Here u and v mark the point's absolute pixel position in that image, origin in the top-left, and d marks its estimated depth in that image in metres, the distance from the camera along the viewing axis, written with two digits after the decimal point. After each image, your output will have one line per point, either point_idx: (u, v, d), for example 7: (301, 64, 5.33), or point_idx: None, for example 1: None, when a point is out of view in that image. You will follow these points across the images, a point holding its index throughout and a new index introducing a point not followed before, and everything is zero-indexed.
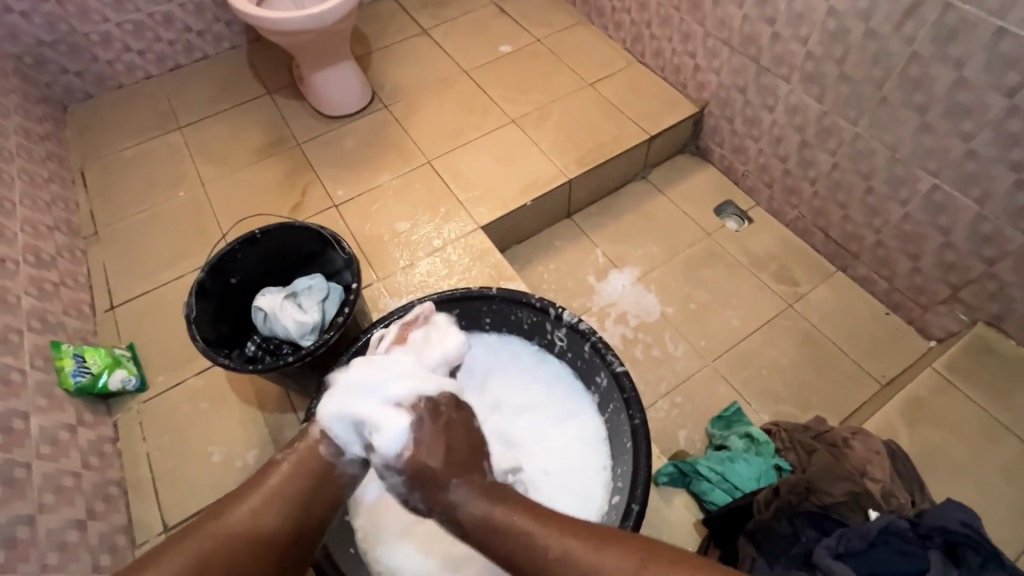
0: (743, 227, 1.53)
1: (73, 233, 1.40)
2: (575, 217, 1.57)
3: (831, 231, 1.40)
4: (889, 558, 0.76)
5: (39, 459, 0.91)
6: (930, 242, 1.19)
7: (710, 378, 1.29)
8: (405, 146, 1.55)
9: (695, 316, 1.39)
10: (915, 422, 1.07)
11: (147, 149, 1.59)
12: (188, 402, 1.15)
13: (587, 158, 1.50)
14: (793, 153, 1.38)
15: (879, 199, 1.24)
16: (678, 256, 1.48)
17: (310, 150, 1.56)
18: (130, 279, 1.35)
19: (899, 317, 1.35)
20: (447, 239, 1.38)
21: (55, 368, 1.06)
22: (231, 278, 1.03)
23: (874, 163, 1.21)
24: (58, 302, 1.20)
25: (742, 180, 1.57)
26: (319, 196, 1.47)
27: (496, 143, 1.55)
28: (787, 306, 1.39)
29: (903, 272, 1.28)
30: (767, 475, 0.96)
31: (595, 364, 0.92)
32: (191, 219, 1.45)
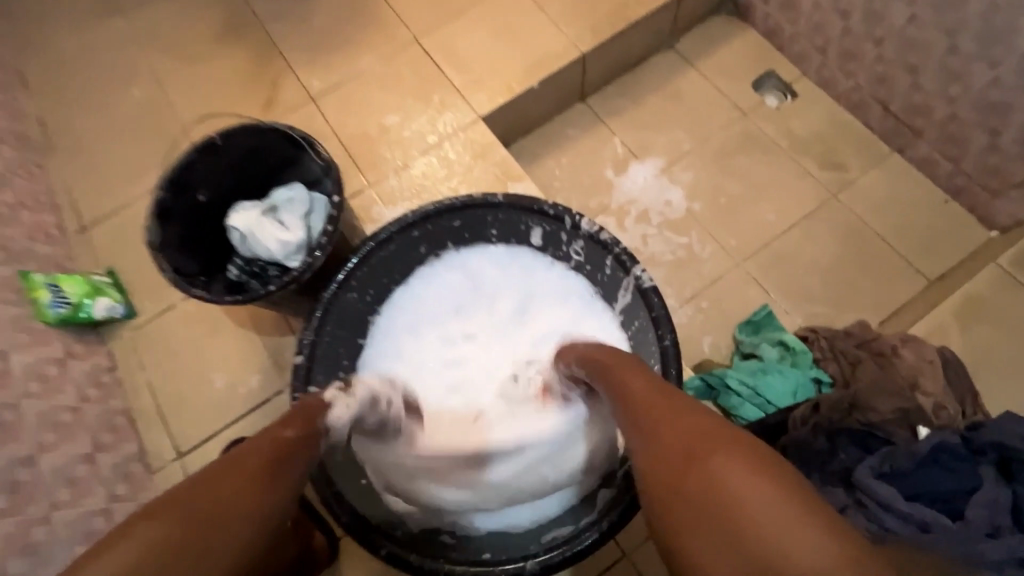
0: (786, 104, 1.31)
1: (22, 145, 1.24)
2: (590, 100, 1.36)
3: (893, 104, 1.19)
4: (938, 477, 0.70)
5: (29, 399, 0.86)
6: (1018, 113, 1.00)
7: (740, 280, 1.18)
8: (385, 20, 1.30)
9: (726, 212, 1.24)
10: (970, 323, 0.97)
11: (88, 39, 1.36)
12: (181, 328, 1.09)
13: (605, 24, 1.25)
14: (858, 5, 1.13)
15: (962, 61, 1.02)
16: (709, 142, 1.30)
17: (276, 31, 1.32)
18: (96, 196, 1.22)
19: (959, 204, 1.19)
20: (443, 134, 1.21)
21: (30, 301, 0.98)
22: (197, 195, 0.89)
23: (964, 13, 0.98)
24: (19, 227, 1.08)
25: (788, 45, 1.32)
26: (292, 88, 1.27)
27: (494, 9, 1.29)
28: (831, 197, 1.23)
29: (975, 152, 1.10)
30: (804, 390, 0.88)
31: (617, 279, 0.82)
32: (151, 122, 1.27)
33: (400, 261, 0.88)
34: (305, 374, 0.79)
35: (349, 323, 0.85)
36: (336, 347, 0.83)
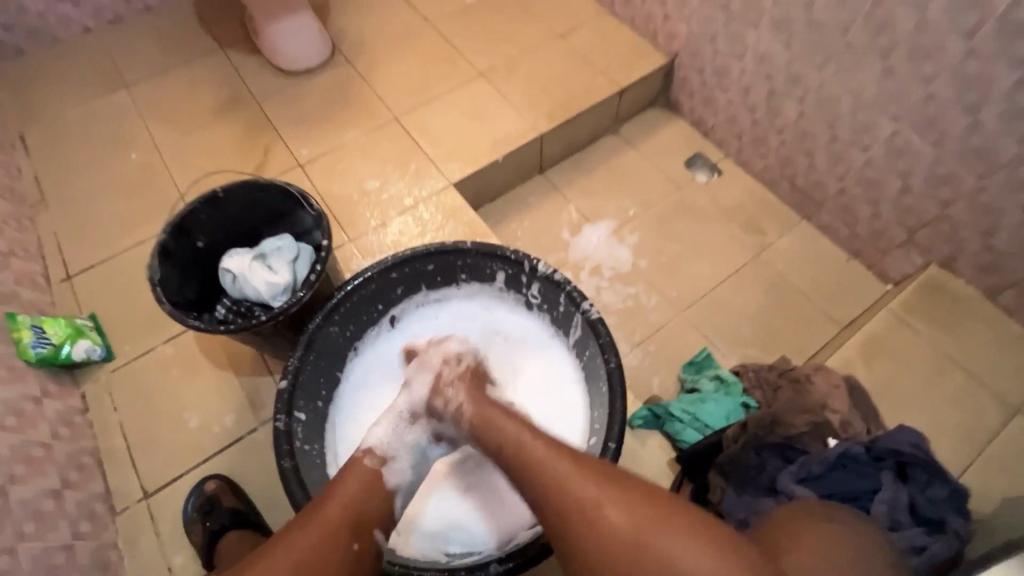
0: (712, 179, 1.54)
1: (17, 200, 1.32)
2: (547, 173, 1.56)
3: (797, 180, 1.42)
4: (846, 480, 0.82)
5: (5, 431, 0.89)
6: (889, 187, 1.23)
7: (681, 327, 1.33)
8: (369, 101, 1.50)
9: (667, 268, 1.41)
10: (871, 358, 1.14)
11: (93, 111, 1.49)
12: (158, 370, 1.13)
13: (559, 111, 1.48)
14: (761, 102, 1.39)
15: (842, 146, 1.27)
16: (650, 210, 1.50)
17: (270, 108, 1.49)
18: (85, 247, 1.29)
19: (859, 263, 1.40)
20: (419, 197, 1.36)
21: (12, 340, 1.02)
22: (197, 241, 1.00)
23: (838, 111, 1.23)
24: (9, 273, 1.14)
25: (711, 133, 1.57)
26: (283, 156, 1.42)
27: (465, 97, 1.50)
28: (755, 255, 1.43)
29: (864, 219, 1.33)
30: (735, 413, 1.01)
31: (570, 312, 0.94)
32: (145, 183, 1.38)
33: (378, 298, 0.99)
34: (288, 401, 0.85)
35: (329, 354, 0.94)
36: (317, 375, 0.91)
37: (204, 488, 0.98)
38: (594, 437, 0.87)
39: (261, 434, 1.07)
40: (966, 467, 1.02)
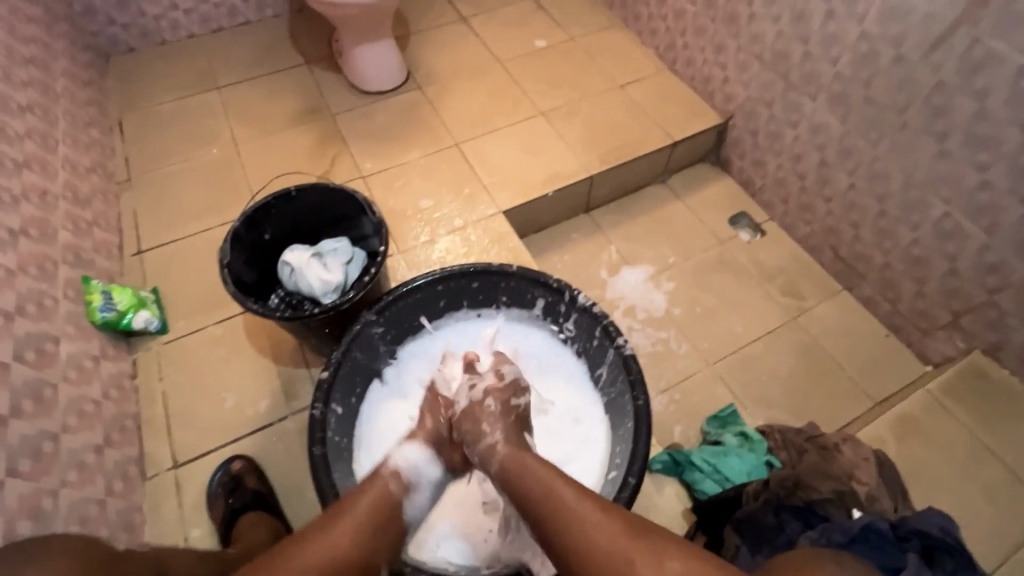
0: (755, 239, 1.56)
1: (107, 177, 1.44)
2: (592, 213, 1.61)
3: (841, 250, 1.43)
4: (869, 555, 0.80)
5: (66, 383, 0.95)
6: (935, 267, 1.23)
7: (709, 380, 1.33)
8: (434, 126, 1.59)
9: (700, 319, 1.42)
10: (904, 436, 1.11)
11: (186, 106, 1.63)
12: (205, 348, 1.19)
13: (611, 156, 1.54)
14: (811, 170, 1.42)
15: (891, 222, 1.28)
16: (690, 260, 1.52)
17: (343, 122, 1.60)
18: (158, 227, 1.39)
19: (898, 340, 1.38)
20: (468, 220, 1.42)
21: (84, 302, 1.10)
22: (265, 233, 1.08)
23: (889, 186, 1.25)
24: (90, 241, 1.24)
25: (758, 194, 1.60)
26: (348, 166, 1.51)
27: (524, 132, 1.59)
28: (792, 319, 1.42)
29: (907, 296, 1.32)
30: (757, 470, 1.01)
31: (604, 346, 0.96)
32: (220, 175, 1.49)
33: (422, 308, 1.04)
34: (326, 392, 0.91)
35: (369, 354, 0.99)
36: (355, 373, 0.96)
37: (229, 466, 1.03)
38: (615, 471, 0.88)
39: (290, 423, 1.11)
40: (997, 566, 0.98)
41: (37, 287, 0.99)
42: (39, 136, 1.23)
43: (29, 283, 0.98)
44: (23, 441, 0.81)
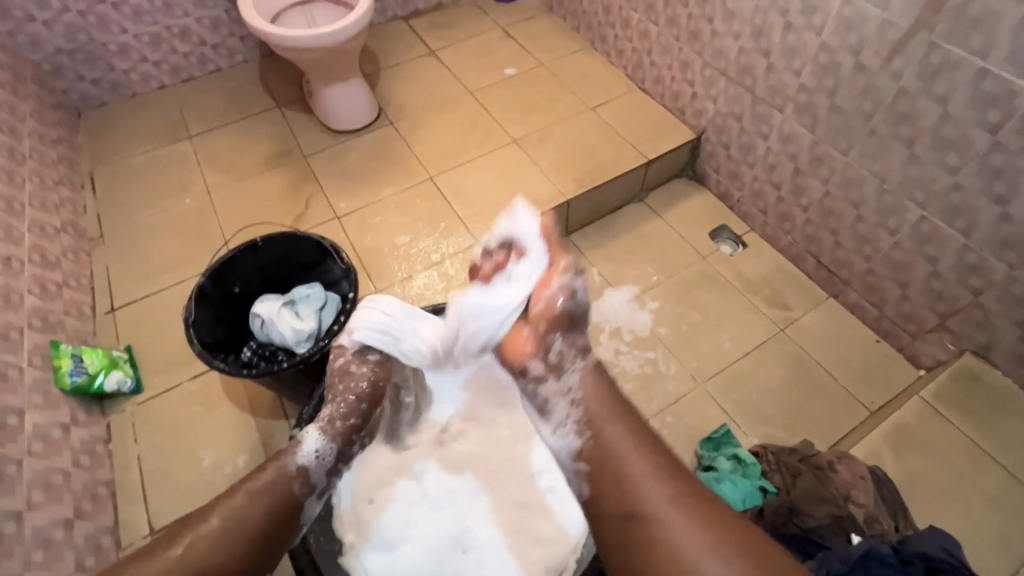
0: (737, 251, 1.55)
1: (78, 235, 1.42)
2: (572, 236, 1.60)
3: (823, 258, 1.42)
4: None
5: (31, 457, 0.92)
6: (918, 270, 1.21)
7: (700, 400, 1.30)
8: (407, 161, 1.59)
9: (687, 337, 1.40)
10: (901, 446, 1.08)
11: (157, 157, 1.62)
12: (180, 405, 1.16)
13: (586, 179, 1.54)
14: (786, 180, 1.41)
15: (869, 228, 1.27)
16: (674, 277, 1.50)
17: (316, 162, 1.59)
18: (131, 282, 1.37)
19: (888, 345, 1.36)
20: (445, 253, 1.41)
21: (52, 367, 1.07)
22: (234, 286, 1.07)
23: (863, 192, 1.24)
24: (59, 303, 1.21)
25: (737, 206, 1.60)
26: (322, 207, 1.50)
27: (498, 160, 1.58)
28: (779, 331, 1.40)
29: (892, 300, 1.30)
30: (752, 497, 0.98)
31: None
32: (193, 225, 1.48)
33: None
34: None
35: None
36: None
37: None
38: None
39: None
40: None
41: None
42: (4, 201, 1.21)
43: None
44: None
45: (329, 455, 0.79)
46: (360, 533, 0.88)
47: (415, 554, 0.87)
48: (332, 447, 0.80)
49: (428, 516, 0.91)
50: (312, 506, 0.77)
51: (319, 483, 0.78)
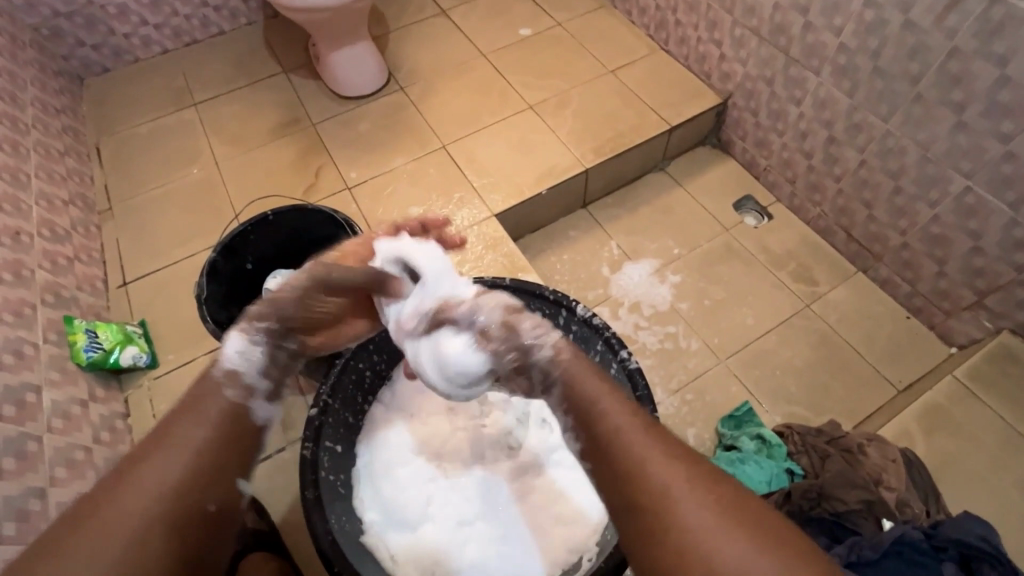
0: (762, 223, 1.49)
1: (86, 207, 1.39)
2: (590, 208, 1.54)
3: (854, 231, 1.36)
4: (903, 569, 0.75)
5: (51, 433, 0.92)
6: (958, 245, 1.15)
7: (722, 378, 1.27)
8: (420, 129, 1.53)
9: (710, 313, 1.36)
10: (933, 429, 1.05)
11: (163, 126, 1.58)
12: (197, 380, 1.16)
13: (606, 147, 1.47)
14: (818, 148, 1.34)
15: (907, 199, 1.20)
16: (696, 250, 1.45)
17: (325, 131, 1.54)
18: (141, 256, 1.35)
19: (919, 322, 1.31)
20: (460, 226, 1.37)
21: (68, 343, 1.06)
22: (247, 262, 1.05)
23: (903, 161, 1.17)
24: (71, 277, 1.20)
25: (763, 175, 1.53)
26: (332, 178, 1.45)
27: (513, 128, 1.52)
28: (805, 306, 1.36)
29: (927, 276, 1.24)
30: (777, 479, 0.96)
31: (607, 358, 0.92)
32: (202, 197, 1.44)
33: None
34: (316, 430, 0.85)
35: (364, 381, 0.95)
36: (345, 404, 0.91)
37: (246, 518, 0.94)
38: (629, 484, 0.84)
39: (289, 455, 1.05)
40: None
41: (14, 335, 0.95)
42: (10, 173, 1.18)
43: (5, 331, 0.94)
44: (6, 503, 0.77)
45: (261, 354, 0.66)
46: (382, 512, 0.87)
47: (432, 529, 0.87)
48: (260, 347, 0.66)
49: (447, 492, 0.90)
50: (261, 407, 0.65)
51: (259, 385, 0.65)
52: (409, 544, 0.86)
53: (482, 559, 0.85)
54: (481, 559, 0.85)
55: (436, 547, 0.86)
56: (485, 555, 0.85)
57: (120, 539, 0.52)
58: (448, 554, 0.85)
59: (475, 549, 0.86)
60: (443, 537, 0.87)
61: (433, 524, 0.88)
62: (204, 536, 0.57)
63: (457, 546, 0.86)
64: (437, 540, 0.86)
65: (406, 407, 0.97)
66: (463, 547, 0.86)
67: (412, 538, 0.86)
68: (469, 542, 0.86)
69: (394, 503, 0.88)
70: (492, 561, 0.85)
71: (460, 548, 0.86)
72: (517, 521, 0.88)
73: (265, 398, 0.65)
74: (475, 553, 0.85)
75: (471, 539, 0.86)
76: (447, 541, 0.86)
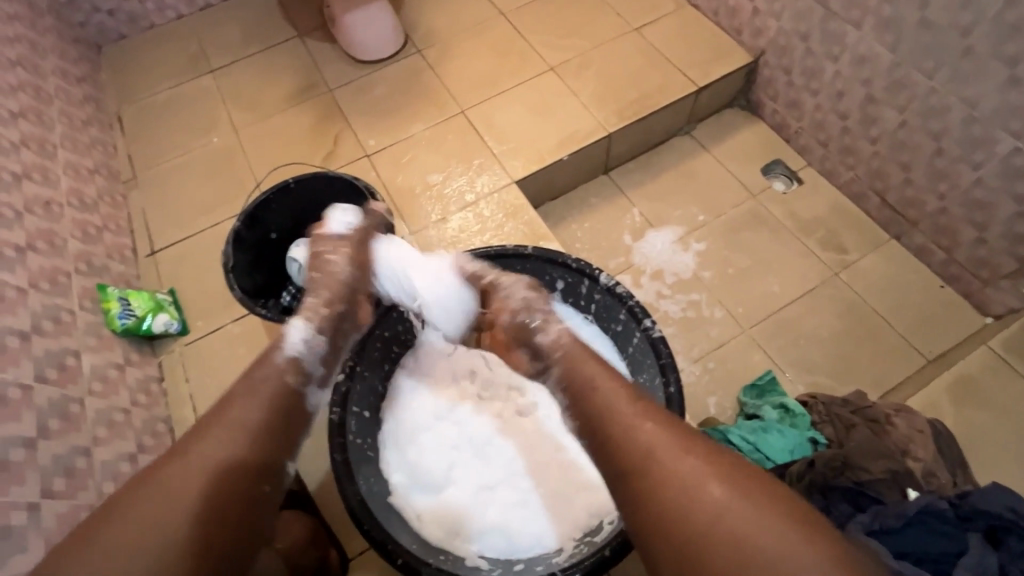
0: (791, 188, 1.44)
1: (112, 176, 1.41)
2: (611, 173, 1.50)
3: (888, 196, 1.30)
4: (924, 538, 0.75)
5: (92, 396, 0.96)
6: (1001, 210, 1.10)
7: (745, 346, 1.26)
8: (438, 94, 1.49)
9: (734, 282, 1.33)
10: (964, 401, 1.03)
11: (181, 94, 1.57)
12: (226, 347, 1.19)
13: (629, 110, 1.42)
14: (854, 108, 1.28)
15: (948, 162, 1.15)
16: (721, 218, 1.41)
17: (342, 97, 1.51)
18: (167, 226, 1.37)
19: (954, 291, 1.27)
20: (480, 193, 1.35)
21: (102, 310, 1.09)
22: (270, 232, 1.06)
23: (947, 121, 1.11)
24: (101, 246, 1.22)
25: (794, 138, 1.47)
26: (351, 145, 1.44)
27: (533, 91, 1.47)
28: (833, 275, 1.32)
29: (966, 242, 1.20)
30: (801, 448, 0.96)
31: (631, 327, 0.91)
32: (223, 166, 1.45)
33: None
34: (344, 395, 0.86)
35: (388, 348, 0.96)
36: (370, 371, 0.93)
37: None
38: None
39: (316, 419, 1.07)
40: None
41: (52, 302, 0.99)
42: (37, 143, 1.19)
43: (43, 298, 0.97)
44: (55, 461, 0.81)
45: (318, 344, 0.79)
46: (408, 476, 0.90)
47: (455, 493, 0.89)
48: (320, 338, 0.80)
49: (470, 457, 0.92)
50: (313, 394, 0.77)
51: (314, 370, 0.78)
52: (434, 505, 0.88)
53: (504, 522, 0.87)
54: (503, 522, 0.87)
55: (459, 508, 0.88)
56: (507, 518, 0.87)
57: (180, 505, 0.58)
58: (471, 516, 0.87)
59: (498, 512, 0.88)
60: (466, 500, 0.89)
61: (457, 487, 0.90)
62: (248, 506, 0.63)
63: (480, 508, 0.88)
64: (461, 503, 0.88)
65: (430, 375, 0.99)
66: (486, 510, 0.88)
67: (435, 501, 0.88)
68: (492, 505, 0.88)
69: (418, 467, 0.90)
70: (515, 524, 0.86)
71: (484, 511, 0.88)
72: (540, 486, 0.90)
73: (319, 383, 0.78)
74: (498, 516, 0.87)
75: (494, 502, 0.89)
76: (470, 503, 0.88)
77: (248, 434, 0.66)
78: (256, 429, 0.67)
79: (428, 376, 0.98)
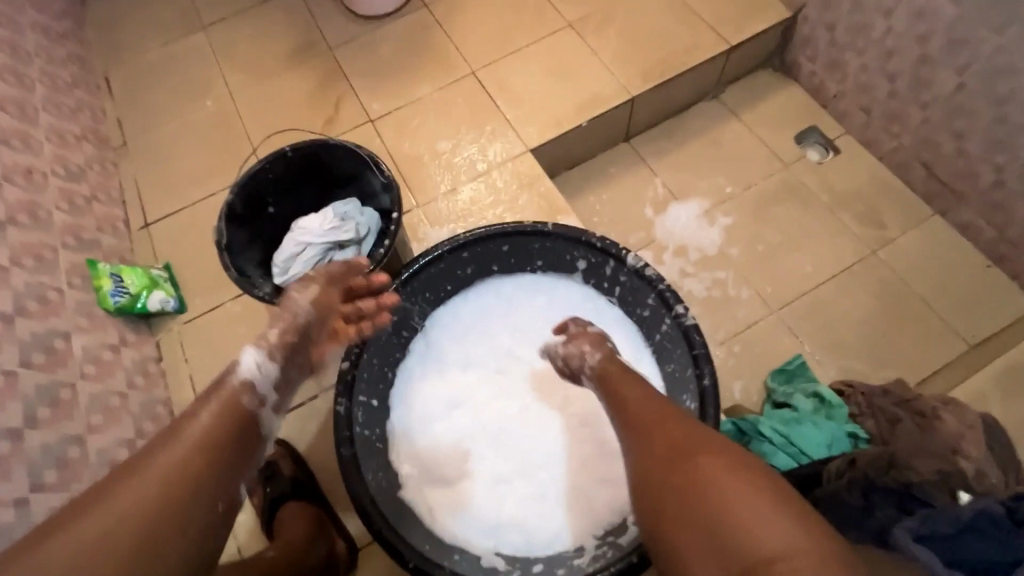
0: (827, 158, 1.33)
1: (101, 143, 1.33)
2: (633, 141, 1.40)
3: (936, 167, 1.20)
4: (987, 548, 0.70)
5: (84, 380, 0.91)
6: None
7: (775, 328, 1.19)
8: (446, 53, 1.38)
9: (764, 259, 1.25)
10: None
11: (171, 53, 1.46)
12: (226, 326, 1.13)
13: (654, 72, 1.31)
14: (905, 70, 1.16)
15: (1010, 130, 1.04)
16: (751, 190, 1.32)
17: (344, 57, 1.40)
18: (161, 196, 1.29)
19: (1002, 271, 1.19)
20: (492, 162, 1.26)
21: (93, 287, 1.03)
22: (269, 206, 0.99)
23: (1013, 84, 1.00)
24: (91, 219, 1.15)
25: (833, 103, 1.35)
26: (354, 110, 1.34)
27: (550, 50, 1.36)
28: (871, 253, 1.23)
29: (1021, 220, 1.10)
30: (839, 442, 0.90)
31: (659, 313, 0.84)
32: (218, 132, 1.35)
33: (477, 260, 0.92)
34: (348, 385, 0.81)
35: (394, 334, 0.90)
36: (376, 359, 0.87)
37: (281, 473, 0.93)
38: None
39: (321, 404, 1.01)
40: None
41: (37, 280, 0.92)
42: (15, 107, 1.10)
43: (28, 277, 0.91)
44: (44, 451, 0.77)
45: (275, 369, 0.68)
46: (418, 466, 0.85)
47: (468, 485, 0.84)
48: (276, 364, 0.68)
49: (483, 448, 0.87)
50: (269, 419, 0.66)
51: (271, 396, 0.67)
52: (445, 497, 0.83)
53: (520, 517, 0.82)
54: (518, 517, 0.82)
55: (472, 502, 0.83)
56: (523, 512, 0.82)
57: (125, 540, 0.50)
58: (484, 510, 0.83)
59: (513, 506, 0.83)
60: (479, 493, 0.84)
61: (470, 479, 0.85)
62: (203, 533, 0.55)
63: (494, 502, 0.83)
64: (474, 496, 0.83)
65: (441, 359, 0.92)
66: (500, 504, 0.83)
67: (447, 493, 0.84)
68: (507, 499, 0.83)
69: (429, 457, 0.85)
70: (531, 519, 0.82)
71: (498, 505, 0.83)
72: (557, 480, 0.84)
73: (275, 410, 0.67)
74: (513, 511, 0.82)
75: (508, 495, 0.84)
76: (484, 496, 0.84)
77: (199, 450, 0.57)
78: (215, 443, 0.59)
79: (439, 361, 0.92)
